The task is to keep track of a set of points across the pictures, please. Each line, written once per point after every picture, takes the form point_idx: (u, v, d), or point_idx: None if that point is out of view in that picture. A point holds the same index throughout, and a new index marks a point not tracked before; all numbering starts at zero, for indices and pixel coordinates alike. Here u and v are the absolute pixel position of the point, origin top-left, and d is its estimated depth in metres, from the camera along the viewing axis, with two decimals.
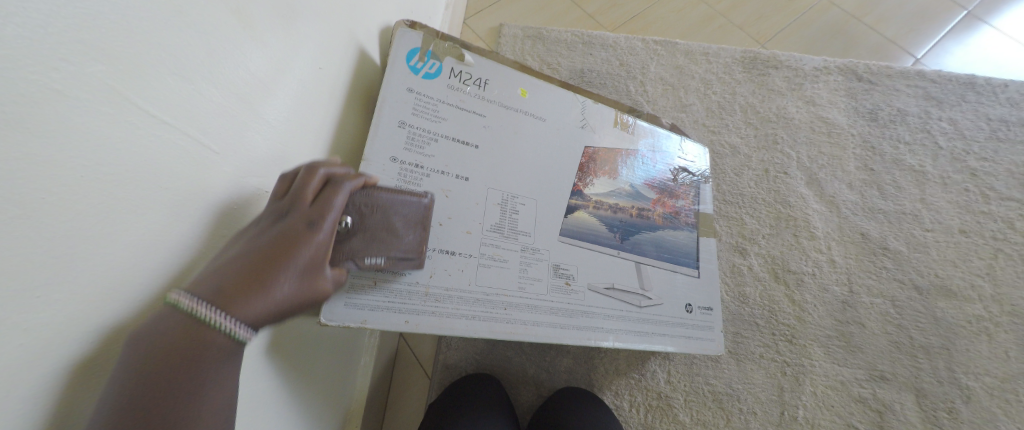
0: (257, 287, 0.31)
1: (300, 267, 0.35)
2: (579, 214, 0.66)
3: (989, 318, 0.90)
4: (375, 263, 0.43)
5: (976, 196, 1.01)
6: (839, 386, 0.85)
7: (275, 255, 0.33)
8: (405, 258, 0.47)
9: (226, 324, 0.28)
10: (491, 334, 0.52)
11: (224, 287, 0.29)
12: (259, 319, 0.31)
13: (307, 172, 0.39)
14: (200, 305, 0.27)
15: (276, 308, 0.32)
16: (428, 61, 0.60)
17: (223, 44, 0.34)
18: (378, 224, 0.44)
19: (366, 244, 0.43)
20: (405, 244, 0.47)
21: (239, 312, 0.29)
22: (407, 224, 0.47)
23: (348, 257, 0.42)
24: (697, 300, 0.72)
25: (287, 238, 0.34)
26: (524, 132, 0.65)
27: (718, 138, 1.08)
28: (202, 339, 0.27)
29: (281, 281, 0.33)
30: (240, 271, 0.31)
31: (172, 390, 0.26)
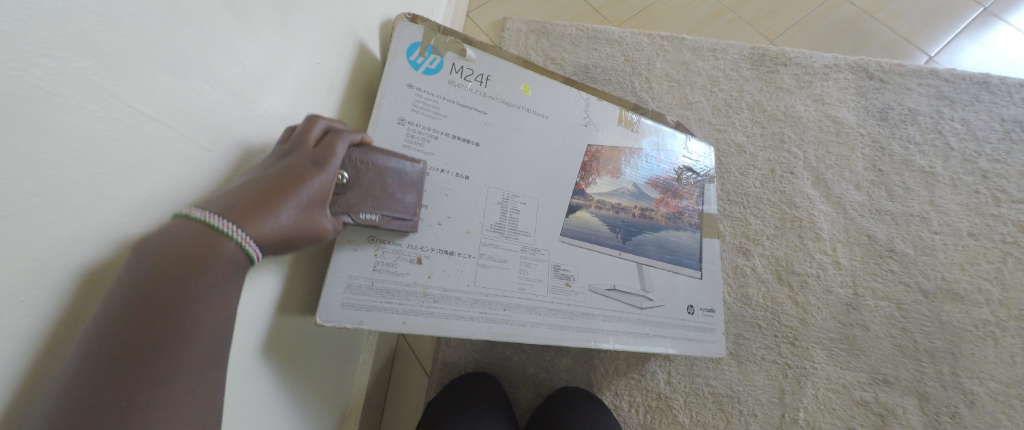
0: (265, 207, 0.31)
1: (304, 200, 0.35)
2: (580, 213, 0.65)
3: (996, 323, 0.89)
4: (371, 219, 0.44)
5: (986, 199, 0.99)
6: (840, 389, 0.84)
7: (283, 184, 0.34)
8: (399, 218, 0.48)
9: (238, 235, 0.29)
10: (490, 336, 0.52)
11: (232, 202, 0.29)
12: (264, 238, 0.31)
13: (311, 120, 0.40)
14: (213, 216, 0.28)
15: (280, 232, 0.32)
16: (429, 56, 0.59)
17: (221, 41, 0.33)
18: (375, 182, 0.45)
19: (362, 199, 0.44)
20: (399, 204, 0.48)
21: (249, 226, 0.29)
22: (402, 184, 0.49)
23: (344, 210, 0.42)
24: (699, 302, 0.71)
25: (293, 171, 0.35)
26: (526, 130, 0.64)
27: (724, 136, 1.06)
28: (198, 261, 0.27)
29: (287, 209, 0.33)
30: (248, 189, 0.31)
31: (136, 377, 0.23)
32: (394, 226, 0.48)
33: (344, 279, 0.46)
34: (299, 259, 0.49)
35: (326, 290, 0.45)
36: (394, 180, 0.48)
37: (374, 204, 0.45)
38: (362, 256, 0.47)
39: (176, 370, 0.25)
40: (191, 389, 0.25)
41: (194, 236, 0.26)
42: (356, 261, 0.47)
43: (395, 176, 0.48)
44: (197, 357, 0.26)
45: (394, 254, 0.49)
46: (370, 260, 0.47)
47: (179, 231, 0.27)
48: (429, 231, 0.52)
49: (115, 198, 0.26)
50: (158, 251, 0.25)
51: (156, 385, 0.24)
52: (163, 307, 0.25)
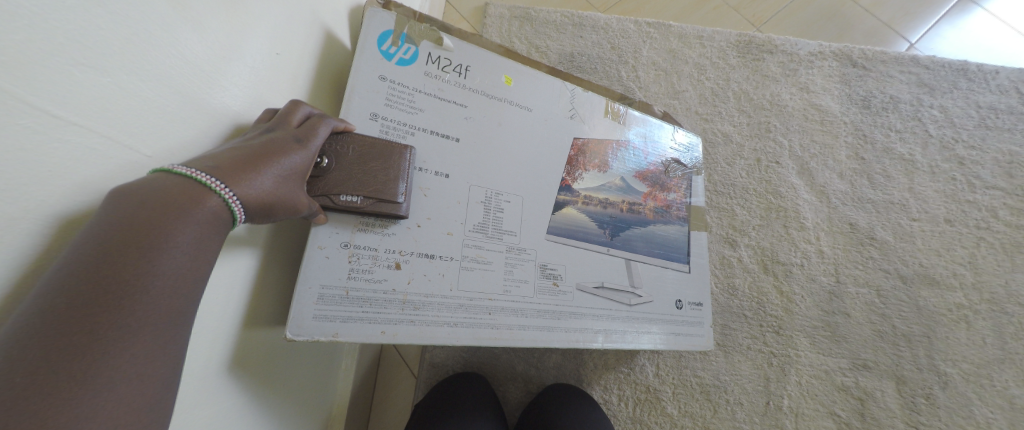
0: (254, 173, 0.32)
1: (286, 171, 0.35)
2: (568, 210, 0.63)
3: (969, 306, 0.91)
4: (351, 200, 0.43)
5: (962, 185, 1.01)
6: (823, 375, 0.86)
7: (267, 151, 0.34)
8: (385, 200, 0.46)
9: (225, 192, 0.29)
10: (475, 341, 0.50)
11: (222, 164, 0.30)
12: (250, 201, 0.31)
13: (294, 103, 0.41)
14: (198, 172, 0.28)
15: (260, 197, 0.32)
16: (402, 46, 0.55)
17: (155, 31, 0.29)
18: (356, 163, 0.44)
19: (343, 180, 0.43)
20: (386, 185, 0.46)
21: (233, 183, 0.29)
22: (388, 166, 0.47)
23: (322, 193, 0.42)
24: (687, 296, 0.71)
25: (278, 142, 0.35)
26: (508, 124, 0.61)
27: (711, 126, 1.05)
28: (174, 210, 0.26)
29: (269, 175, 0.33)
30: (237, 153, 0.32)
31: (97, 321, 0.22)
32: (383, 209, 0.46)
33: (316, 290, 0.43)
34: (268, 269, 0.45)
35: (296, 301, 0.42)
36: (380, 162, 0.46)
37: (355, 186, 0.44)
38: (336, 264, 0.44)
39: (141, 319, 0.23)
40: (129, 375, 0.22)
41: (176, 190, 0.26)
42: (329, 270, 0.44)
43: (380, 158, 0.46)
44: (162, 307, 0.24)
45: (370, 260, 0.46)
46: (344, 267, 0.44)
47: (161, 184, 0.26)
48: (408, 234, 0.49)
49: (25, 217, 0.23)
50: (131, 204, 0.24)
51: (120, 333, 0.22)
52: (133, 250, 0.24)
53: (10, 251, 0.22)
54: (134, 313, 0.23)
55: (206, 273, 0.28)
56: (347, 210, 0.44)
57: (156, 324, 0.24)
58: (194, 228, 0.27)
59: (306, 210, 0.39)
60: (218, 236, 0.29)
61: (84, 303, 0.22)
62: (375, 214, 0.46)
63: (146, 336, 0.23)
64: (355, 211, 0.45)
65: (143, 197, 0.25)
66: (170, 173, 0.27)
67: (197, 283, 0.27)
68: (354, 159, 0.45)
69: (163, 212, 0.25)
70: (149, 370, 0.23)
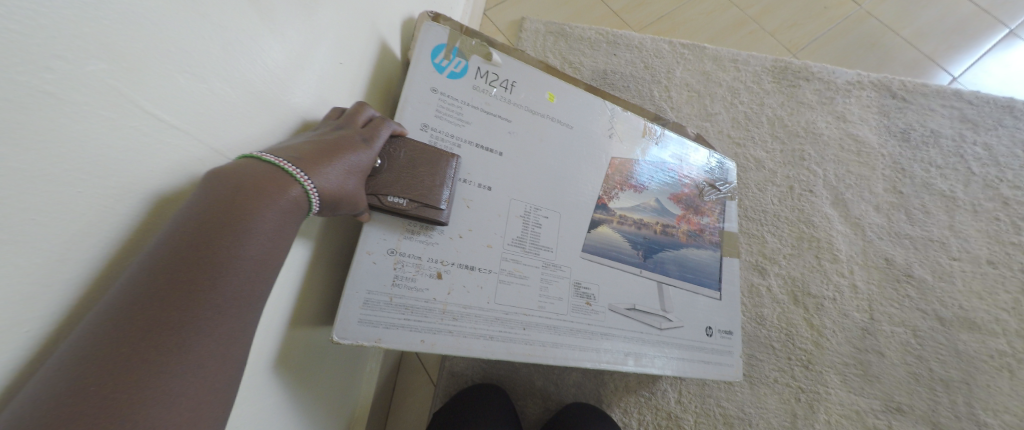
0: (328, 166, 0.35)
1: (351, 168, 0.38)
2: (603, 229, 0.62)
3: (1012, 354, 0.87)
4: (398, 203, 0.44)
5: (1007, 226, 0.97)
6: (853, 415, 0.82)
7: (337, 148, 0.36)
8: (429, 205, 0.46)
9: (306, 182, 0.32)
10: (508, 356, 0.49)
11: (303, 156, 0.33)
12: (324, 192, 0.34)
13: (359, 105, 0.44)
14: (283, 162, 0.31)
15: (330, 190, 0.35)
16: (454, 59, 0.56)
17: (245, 40, 0.30)
18: (405, 167, 0.45)
19: (393, 182, 0.44)
20: (432, 190, 0.47)
21: (311, 174, 0.32)
22: (436, 172, 0.48)
23: (372, 192, 0.43)
24: (718, 323, 0.69)
25: (346, 140, 0.38)
26: (549, 139, 0.61)
27: (743, 150, 1.04)
28: (258, 198, 0.28)
29: (338, 170, 0.36)
30: (315, 147, 0.35)
31: (189, 299, 0.24)
32: (428, 214, 0.46)
33: (362, 295, 0.43)
34: (316, 271, 0.45)
35: (343, 305, 0.42)
36: (428, 168, 0.47)
37: (403, 188, 0.44)
38: (382, 270, 0.45)
39: (224, 301, 0.25)
40: (210, 353, 0.24)
41: (266, 175, 0.29)
42: (375, 276, 0.44)
43: (429, 165, 0.47)
44: (240, 292, 0.26)
45: (414, 267, 0.46)
46: (389, 273, 0.45)
47: (250, 169, 0.29)
48: (451, 245, 0.49)
49: (125, 215, 0.24)
50: (226, 190, 0.27)
51: (208, 312, 0.24)
52: (223, 233, 0.26)
53: (108, 248, 0.23)
54: (219, 295, 0.25)
55: (278, 262, 0.30)
56: (391, 212, 0.44)
57: (238, 304, 0.26)
58: (274, 218, 0.29)
59: (361, 209, 0.41)
60: (293, 224, 0.31)
61: (180, 280, 0.24)
62: (420, 219, 0.46)
63: (228, 317, 0.26)
64: (400, 213, 0.45)
65: (237, 182, 0.27)
66: (259, 160, 0.30)
67: (270, 271, 0.29)
68: (405, 163, 0.46)
69: (252, 199, 0.28)
70: (227, 349, 0.25)
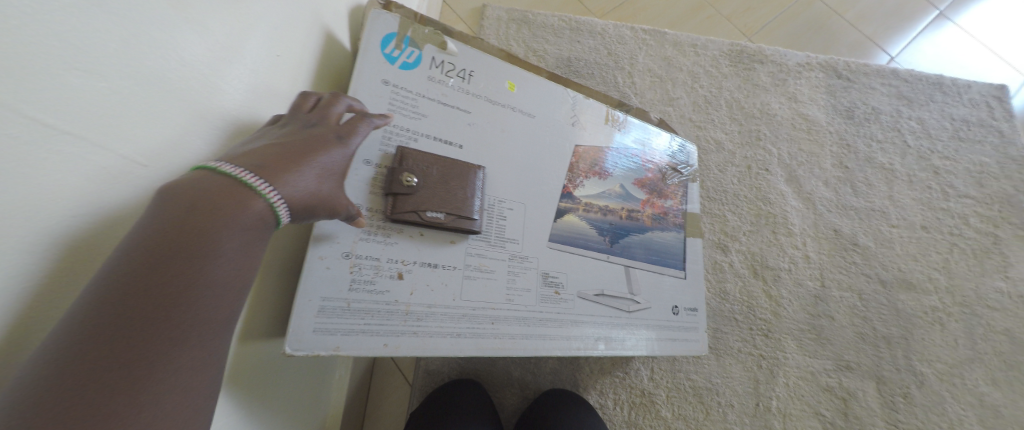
0: (300, 171, 0.32)
1: (326, 171, 0.35)
2: (569, 217, 0.63)
3: (942, 308, 0.96)
4: (438, 216, 0.47)
5: (937, 193, 1.06)
6: (809, 376, 0.89)
7: (306, 150, 0.34)
8: (464, 217, 0.49)
9: (271, 195, 0.29)
10: (478, 351, 0.49)
11: (270, 161, 0.30)
12: (293, 202, 0.31)
13: (334, 97, 0.42)
14: (244, 173, 0.28)
15: (301, 196, 0.32)
16: (406, 49, 0.53)
17: (152, 31, 0.27)
18: (439, 183, 0.49)
19: (429, 197, 0.47)
20: (464, 202, 0.50)
21: (277, 185, 0.30)
22: (464, 183, 0.51)
23: (413, 209, 0.46)
24: (683, 302, 0.72)
25: (317, 141, 0.36)
26: (511, 130, 0.60)
27: (704, 133, 1.07)
28: (221, 212, 0.26)
29: (308, 174, 0.33)
30: (280, 152, 0.32)
31: (151, 328, 0.22)
32: (464, 223, 0.49)
33: (316, 303, 0.40)
34: (266, 281, 0.42)
35: (295, 316, 0.39)
36: (458, 181, 0.50)
37: (439, 203, 0.47)
38: (337, 274, 0.42)
39: (189, 328, 0.24)
40: (172, 386, 0.23)
41: (226, 191, 0.27)
42: (329, 281, 0.41)
43: (457, 177, 0.50)
44: (206, 318, 0.25)
45: (373, 270, 0.44)
46: (345, 277, 0.42)
47: (208, 182, 0.27)
48: (411, 243, 0.47)
49: (21, 240, 0.21)
50: (185, 207, 0.25)
51: (172, 340, 0.23)
52: (184, 255, 0.24)
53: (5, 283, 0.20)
54: (182, 323, 0.24)
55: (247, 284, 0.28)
56: (431, 226, 0.47)
57: (205, 331, 0.25)
58: (241, 236, 0.27)
59: (345, 211, 0.38)
60: (262, 240, 0.29)
61: (139, 310, 0.22)
62: (453, 229, 0.49)
63: (194, 345, 0.24)
64: (439, 226, 0.48)
65: (191, 200, 0.25)
66: (217, 171, 0.28)
67: (240, 292, 0.28)
68: (437, 179, 0.48)
69: (215, 215, 0.26)
70: (195, 377, 0.24)
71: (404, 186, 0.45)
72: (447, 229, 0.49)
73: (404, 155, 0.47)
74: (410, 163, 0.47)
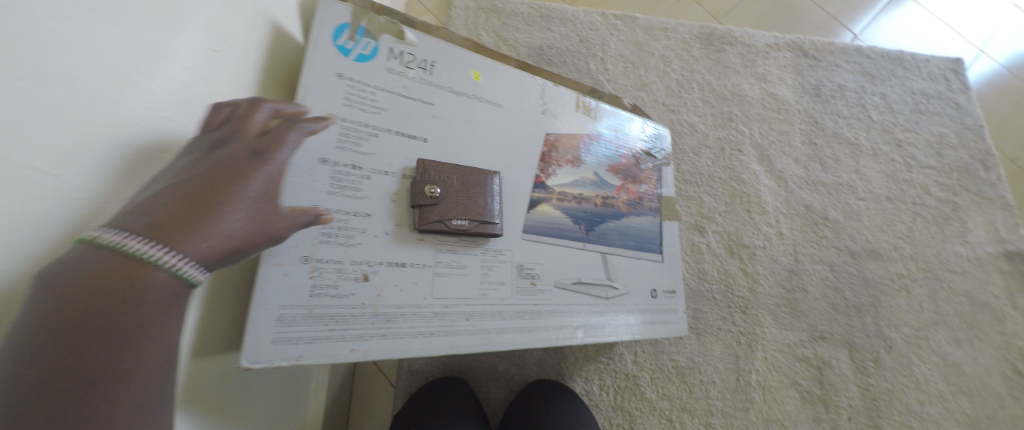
0: (223, 213, 0.30)
1: (247, 205, 0.32)
2: (542, 207, 0.62)
3: (907, 275, 1.00)
4: (463, 223, 0.50)
5: (900, 165, 1.10)
6: (786, 348, 0.91)
7: (215, 188, 0.30)
8: (486, 222, 0.52)
9: (169, 261, 0.26)
10: (452, 349, 0.48)
11: (181, 213, 0.28)
12: (204, 258, 0.28)
13: (252, 105, 0.37)
14: (127, 239, 0.25)
15: (218, 246, 0.29)
16: (361, 40, 0.51)
17: (55, 25, 0.25)
18: (459, 191, 0.51)
19: (454, 205, 0.50)
20: (484, 207, 0.52)
21: (179, 246, 0.27)
22: (482, 189, 0.54)
23: (440, 219, 0.49)
24: (661, 285, 0.73)
25: (230, 173, 0.32)
26: (478, 121, 0.59)
27: (678, 117, 1.08)
28: (120, 290, 0.24)
29: (224, 218, 0.30)
30: (181, 201, 0.28)
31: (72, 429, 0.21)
32: (486, 228, 0.52)
33: (274, 312, 0.39)
34: (227, 282, 0.41)
35: (251, 326, 0.38)
36: (476, 188, 0.53)
37: (462, 211, 0.50)
38: (296, 280, 0.41)
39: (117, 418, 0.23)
40: None
41: (114, 266, 0.24)
42: (287, 288, 0.40)
43: (475, 184, 0.53)
44: (138, 403, 0.24)
45: (335, 273, 0.43)
46: (305, 283, 0.41)
47: (88, 256, 0.24)
48: (376, 243, 0.46)
49: None
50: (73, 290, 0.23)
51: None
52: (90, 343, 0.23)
53: None
54: (111, 413, 0.23)
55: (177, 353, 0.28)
56: (456, 233, 0.50)
57: (139, 414, 0.24)
58: (151, 309, 0.25)
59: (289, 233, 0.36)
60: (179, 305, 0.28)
61: (53, 414, 0.21)
62: (476, 234, 0.52)
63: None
64: (463, 232, 0.51)
65: (75, 283, 0.23)
66: (95, 240, 0.24)
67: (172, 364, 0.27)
68: (458, 188, 0.51)
69: (122, 285, 0.24)
70: None
71: (429, 197, 0.48)
72: (469, 235, 0.52)
73: (424, 167, 0.50)
74: (431, 175, 0.50)
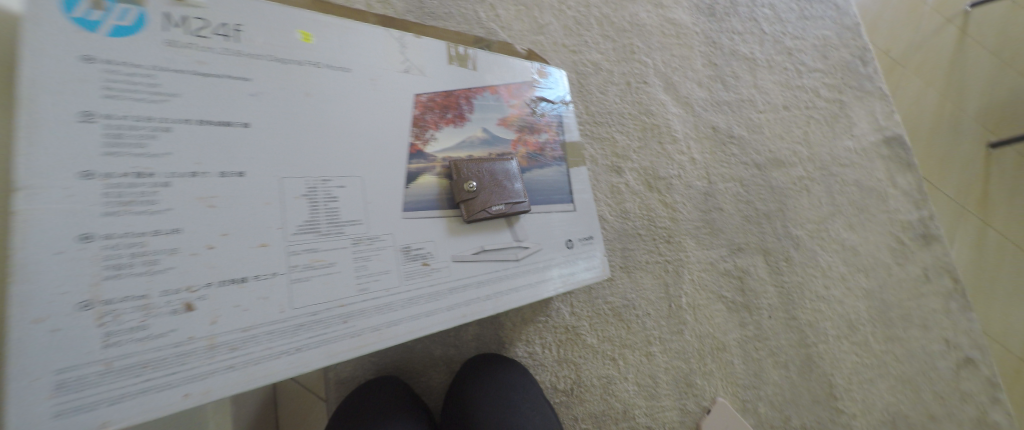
0: None
1: None
2: (425, 179, 0.55)
3: (807, 176, 1.08)
4: (500, 208, 0.58)
5: (792, 73, 1.15)
6: (710, 267, 0.96)
7: None
8: (518, 202, 0.60)
9: None
10: (330, 359, 0.43)
11: None
12: None
13: None
14: None
15: None
16: (111, 6, 0.38)
17: None
18: (490, 181, 0.59)
19: (488, 195, 0.57)
20: (513, 191, 0.60)
21: None
22: (507, 176, 0.61)
23: (482, 208, 0.56)
24: (576, 234, 0.71)
25: None
26: (321, 92, 0.49)
27: (580, 57, 1.01)
28: None
29: None
30: None
31: None
32: (518, 208, 0.60)
33: (49, 379, 0.31)
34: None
35: (15, 404, 0.30)
36: (502, 175, 0.60)
37: (497, 198, 0.58)
38: (77, 333, 0.32)
39: None
40: None
41: None
42: (63, 346, 0.31)
43: (501, 172, 0.60)
44: None
45: (138, 312, 0.34)
46: (93, 334, 0.32)
47: None
48: (196, 263, 0.37)
49: None
50: None
51: None
52: None
53: None
54: None
55: None
56: (496, 217, 0.58)
57: None
58: None
59: None
60: None
61: None
62: (511, 214, 0.60)
63: None
64: (501, 215, 0.59)
65: None
66: None
67: None
68: (486, 179, 0.58)
69: None
70: None
71: (469, 191, 0.56)
72: (505, 217, 0.60)
73: (458, 166, 0.57)
74: (465, 173, 0.57)
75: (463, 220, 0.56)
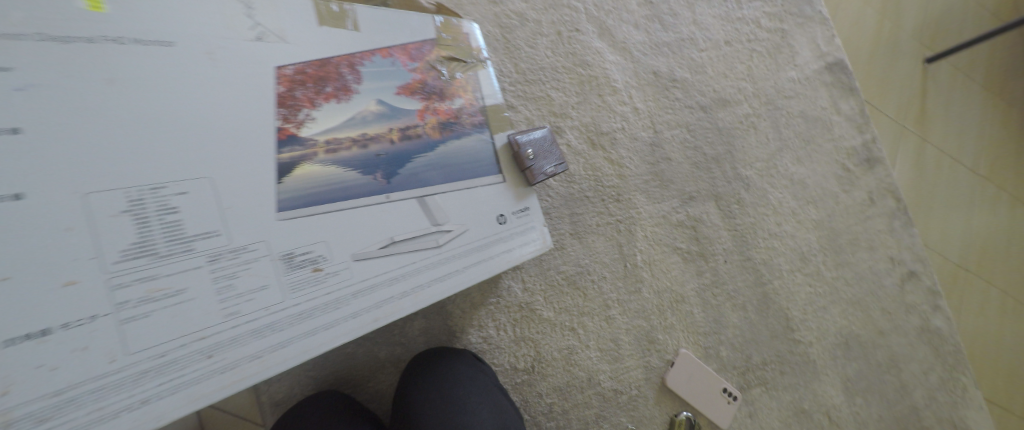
0: None
1: None
2: (304, 168, 0.46)
3: (753, 113, 1.04)
4: (553, 170, 0.68)
5: (732, 4, 1.08)
6: (663, 220, 0.92)
7: None
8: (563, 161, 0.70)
9: None
10: (196, 401, 0.36)
11: None
12: None
13: None
14: None
15: None
16: None
17: None
18: (540, 148, 0.67)
19: (542, 160, 0.67)
20: (557, 153, 0.70)
21: None
22: (549, 141, 0.70)
23: (539, 172, 0.66)
24: (509, 207, 0.64)
25: None
26: (131, 76, 0.38)
27: (502, 7, 0.90)
28: None
29: None
30: None
31: None
32: (562, 167, 0.70)
33: None
34: None
35: None
36: (546, 140, 0.69)
37: (548, 160, 0.68)
38: None
39: None
40: None
41: None
42: None
43: (544, 139, 0.69)
44: None
45: None
46: None
47: None
48: None
49: None
50: None
51: None
52: None
53: None
54: None
55: None
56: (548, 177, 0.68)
57: None
58: None
59: None
60: None
61: None
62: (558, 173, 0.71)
63: None
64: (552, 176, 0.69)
65: None
66: None
67: None
68: (536, 148, 0.67)
69: None
70: None
71: (528, 160, 0.64)
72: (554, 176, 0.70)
73: (514, 139, 0.65)
74: (518, 145, 0.65)
75: (526, 184, 0.66)
